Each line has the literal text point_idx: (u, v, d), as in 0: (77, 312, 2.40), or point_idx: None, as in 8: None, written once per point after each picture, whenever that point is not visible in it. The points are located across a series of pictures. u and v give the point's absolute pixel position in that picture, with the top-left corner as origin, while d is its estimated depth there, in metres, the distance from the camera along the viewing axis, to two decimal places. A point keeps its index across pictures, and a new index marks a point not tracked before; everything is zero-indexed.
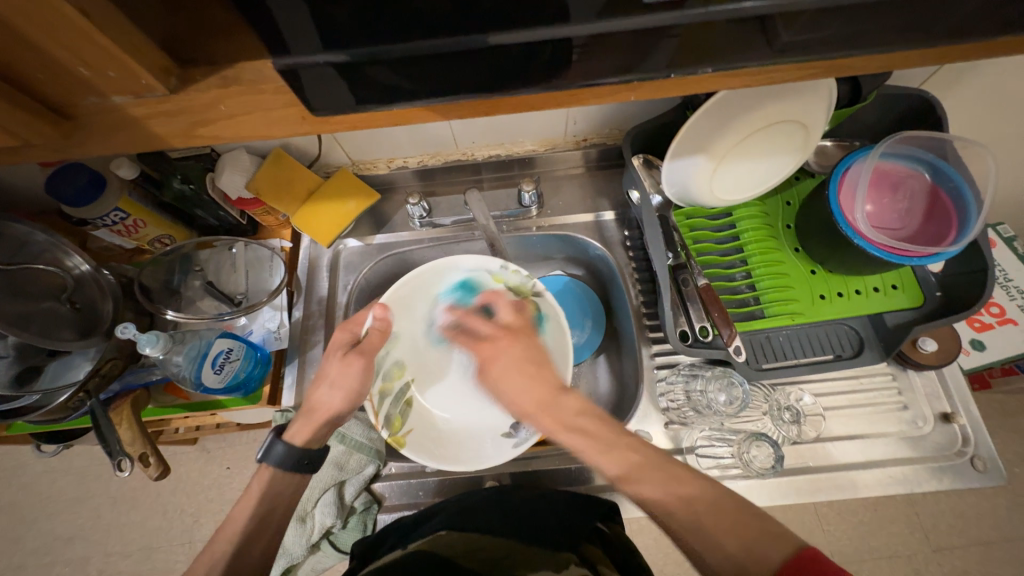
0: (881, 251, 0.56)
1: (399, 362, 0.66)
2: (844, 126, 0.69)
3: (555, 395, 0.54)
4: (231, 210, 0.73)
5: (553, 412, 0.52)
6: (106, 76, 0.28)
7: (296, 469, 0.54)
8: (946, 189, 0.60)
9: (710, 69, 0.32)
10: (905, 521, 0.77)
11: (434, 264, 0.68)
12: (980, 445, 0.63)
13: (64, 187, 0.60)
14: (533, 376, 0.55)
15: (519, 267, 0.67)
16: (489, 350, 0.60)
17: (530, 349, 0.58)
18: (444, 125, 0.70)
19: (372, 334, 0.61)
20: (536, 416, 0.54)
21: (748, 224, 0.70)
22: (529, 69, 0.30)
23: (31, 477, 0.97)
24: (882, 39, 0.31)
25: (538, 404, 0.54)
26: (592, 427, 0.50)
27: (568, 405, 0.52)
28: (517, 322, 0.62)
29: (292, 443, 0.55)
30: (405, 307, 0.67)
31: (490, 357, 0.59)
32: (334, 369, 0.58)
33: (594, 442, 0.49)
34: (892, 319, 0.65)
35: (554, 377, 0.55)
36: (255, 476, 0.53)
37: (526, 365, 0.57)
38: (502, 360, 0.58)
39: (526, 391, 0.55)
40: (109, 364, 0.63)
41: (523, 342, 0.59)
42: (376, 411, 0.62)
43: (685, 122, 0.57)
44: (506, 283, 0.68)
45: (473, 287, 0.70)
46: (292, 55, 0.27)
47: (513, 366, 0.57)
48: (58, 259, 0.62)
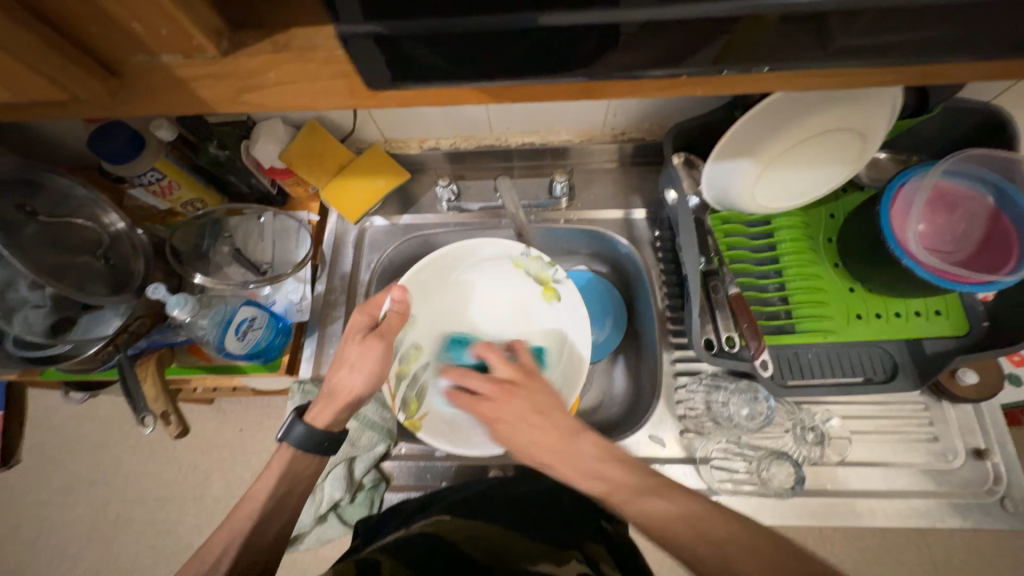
0: (931, 275, 0.53)
1: (416, 345, 0.65)
2: (902, 139, 0.65)
3: (568, 441, 0.51)
4: (263, 179, 0.73)
5: (568, 461, 0.50)
6: (158, 34, 0.27)
7: (314, 450, 0.55)
8: (1010, 215, 0.56)
9: (767, 68, 0.30)
10: (914, 552, 0.74)
11: (457, 245, 0.67)
12: (1012, 486, 0.60)
13: (104, 145, 0.60)
14: (542, 425, 0.52)
15: (541, 253, 0.68)
16: (492, 409, 0.54)
17: (534, 396, 0.54)
18: (480, 108, 0.68)
19: (392, 316, 0.59)
20: (552, 468, 0.51)
21: (786, 234, 0.67)
22: (581, 53, 0.29)
23: (59, 421, 1.01)
24: (972, 45, 0.28)
25: (552, 456, 0.51)
26: (612, 472, 0.49)
27: (586, 451, 0.50)
28: (516, 373, 0.56)
29: (313, 425, 0.55)
30: (424, 290, 0.66)
31: (494, 417, 0.54)
32: (354, 353, 0.57)
33: (619, 486, 0.48)
34: (932, 346, 0.61)
35: (566, 423, 0.52)
36: (276, 454, 0.55)
37: (534, 416, 0.53)
38: (508, 420, 0.53)
39: (538, 441, 0.51)
40: (137, 322, 0.64)
41: (525, 393, 0.54)
42: (393, 395, 0.61)
43: (734, 123, 0.54)
44: (527, 269, 0.69)
45: (493, 274, 0.70)
46: (338, 24, 0.26)
47: (521, 420, 0.53)
48: (95, 215, 0.63)
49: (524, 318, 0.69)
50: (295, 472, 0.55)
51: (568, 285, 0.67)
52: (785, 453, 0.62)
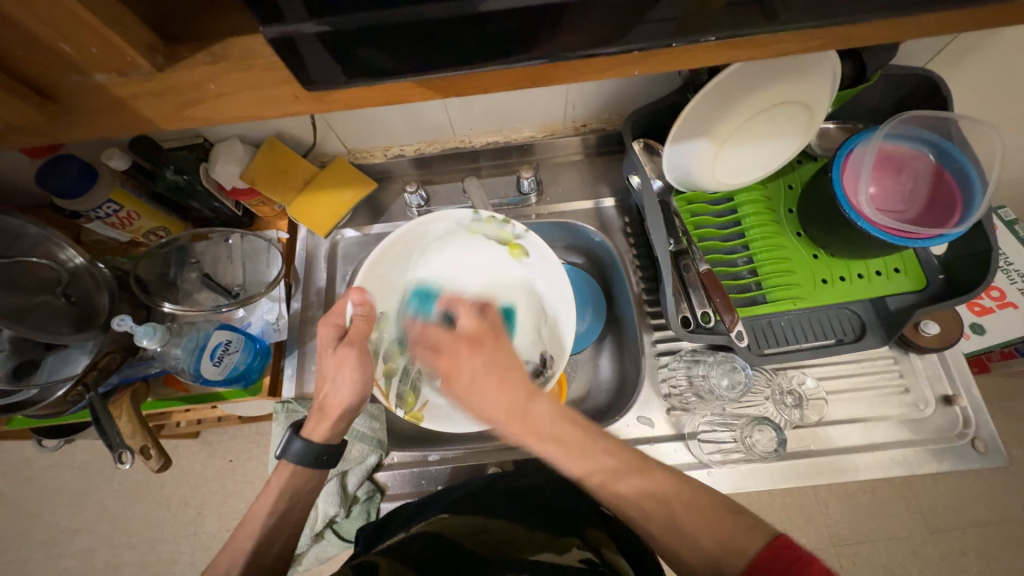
0: (886, 234, 0.56)
1: (398, 340, 0.64)
2: (847, 108, 0.68)
3: (524, 402, 0.49)
4: (227, 201, 0.72)
5: (523, 424, 0.48)
6: (89, 53, 0.27)
7: (313, 464, 0.55)
8: (951, 170, 0.60)
9: (715, 37, 0.30)
10: (902, 503, 0.77)
11: (408, 227, 0.67)
12: (981, 427, 0.63)
13: (55, 180, 0.58)
14: (499, 386, 0.49)
15: (492, 213, 0.67)
16: (449, 361, 0.52)
17: (493, 357, 0.50)
18: (441, 111, 0.69)
19: (358, 321, 0.57)
20: (504, 425, 0.49)
21: (749, 208, 0.69)
22: (527, 37, 0.29)
23: (34, 472, 0.97)
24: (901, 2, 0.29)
25: (507, 414, 0.49)
26: (566, 434, 0.48)
27: (542, 414, 0.48)
28: (482, 329, 0.53)
29: (310, 439, 0.55)
30: (385, 284, 0.65)
31: (452, 369, 0.51)
32: (331, 366, 0.56)
33: (584, 462, 0.47)
34: (895, 302, 0.64)
35: (522, 385, 0.49)
36: (276, 472, 0.54)
37: (493, 374, 0.50)
38: (465, 374, 0.50)
39: (492, 401, 0.49)
40: (106, 358, 0.62)
41: (488, 351, 0.51)
42: (386, 394, 0.61)
43: (686, 105, 0.56)
44: (484, 233, 0.69)
45: (450, 249, 0.69)
46: (283, 22, 0.26)
47: (477, 377, 0.50)
48: (51, 252, 0.61)
49: (498, 281, 0.69)
50: (284, 495, 0.54)
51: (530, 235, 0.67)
52: (767, 418, 0.64)
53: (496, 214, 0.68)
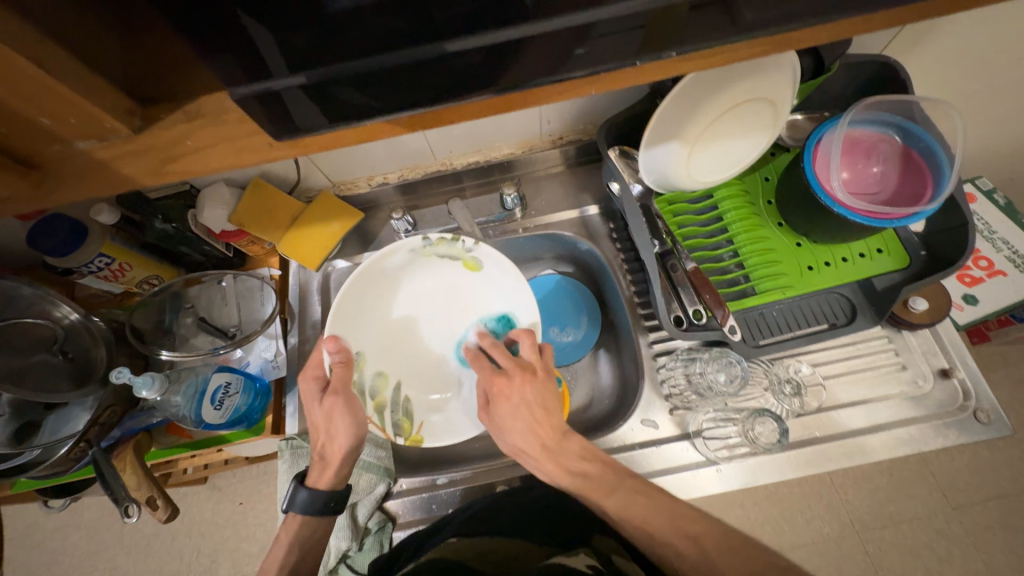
0: (862, 217, 0.57)
1: (380, 373, 0.63)
2: (812, 99, 0.70)
3: (558, 438, 0.54)
4: (217, 244, 0.73)
5: (556, 456, 0.53)
6: (69, 123, 0.28)
7: (321, 512, 0.56)
8: (918, 149, 0.61)
9: (674, 50, 0.31)
10: (921, 483, 0.77)
11: (366, 263, 0.62)
12: (982, 398, 0.64)
13: (45, 240, 0.59)
14: (542, 420, 0.54)
15: (442, 234, 0.65)
16: (503, 387, 0.56)
17: (546, 393, 0.55)
18: (420, 137, 0.70)
19: (336, 368, 0.58)
20: (536, 455, 0.54)
21: (729, 204, 0.71)
22: (489, 68, 0.29)
23: (43, 535, 0.95)
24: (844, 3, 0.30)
25: (541, 450, 0.54)
26: (587, 469, 0.53)
27: (571, 449, 0.54)
28: (538, 365, 0.57)
29: (316, 488, 0.56)
30: (354, 321, 0.62)
31: (500, 394, 0.56)
32: (320, 417, 0.57)
33: (594, 484, 0.52)
34: (882, 282, 0.64)
35: (561, 424, 0.55)
36: (284, 526, 0.56)
37: (539, 410, 0.55)
38: (513, 403, 0.55)
39: (532, 431, 0.54)
40: (107, 412, 0.61)
41: (537, 386, 0.55)
42: (382, 428, 0.61)
43: (655, 111, 0.57)
44: (439, 255, 0.66)
45: (412, 276, 0.67)
46: (271, 78, 0.27)
47: (524, 407, 0.55)
48: (46, 311, 0.61)
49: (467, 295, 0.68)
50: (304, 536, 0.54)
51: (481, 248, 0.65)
52: (767, 410, 0.64)
53: (445, 234, 0.65)
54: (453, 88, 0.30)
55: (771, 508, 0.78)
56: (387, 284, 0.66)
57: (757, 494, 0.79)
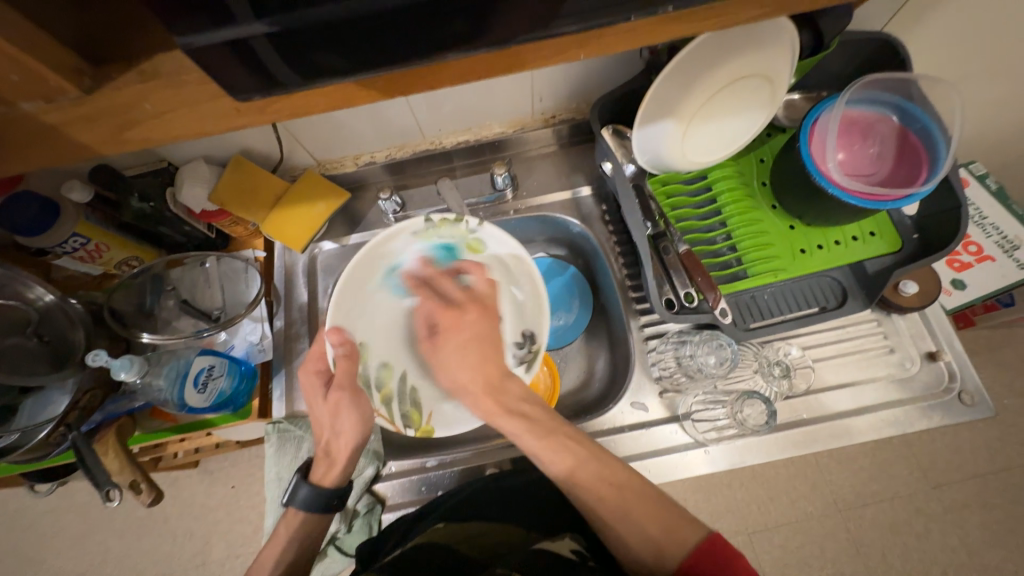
0: (857, 198, 0.56)
1: (385, 364, 0.61)
2: (810, 77, 0.69)
3: (499, 378, 0.56)
4: (198, 224, 0.70)
5: (497, 395, 0.54)
6: (9, 81, 0.26)
7: (321, 510, 0.56)
8: (914, 130, 0.61)
9: (671, 7, 0.28)
10: (904, 463, 0.78)
11: (364, 247, 0.61)
12: (966, 380, 0.64)
13: (14, 218, 0.57)
14: (488, 355, 0.56)
15: (444, 215, 0.63)
16: (455, 318, 0.58)
17: (491, 327, 0.58)
18: (407, 114, 0.68)
19: (340, 361, 0.58)
20: (479, 395, 0.55)
21: (724, 185, 0.69)
22: (471, 24, 0.27)
23: (33, 519, 0.94)
24: None
25: (484, 386, 0.55)
26: (529, 409, 0.54)
27: (512, 390, 0.55)
28: (489, 298, 0.59)
29: (320, 485, 0.57)
30: (353, 311, 0.60)
31: (454, 325, 0.58)
32: (326, 412, 0.58)
33: (532, 424, 0.52)
34: (874, 266, 0.65)
35: (502, 360, 0.57)
36: (282, 520, 0.56)
37: (485, 345, 0.57)
38: (464, 335, 0.57)
39: (478, 367, 0.56)
40: (87, 396, 0.60)
41: (485, 321, 0.57)
42: (391, 419, 0.59)
43: (650, 87, 0.55)
44: (441, 237, 0.64)
45: (416, 263, 0.65)
46: (235, 24, 0.24)
47: (472, 339, 0.57)
48: (17, 292, 0.58)
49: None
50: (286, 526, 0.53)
51: (484, 228, 0.63)
52: (756, 392, 0.64)
53: (447, 215, 0.63)
54: (436, 46, 0.28)
55: (758, 488, 0.79)
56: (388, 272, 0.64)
57: (744, 475, 0.80)
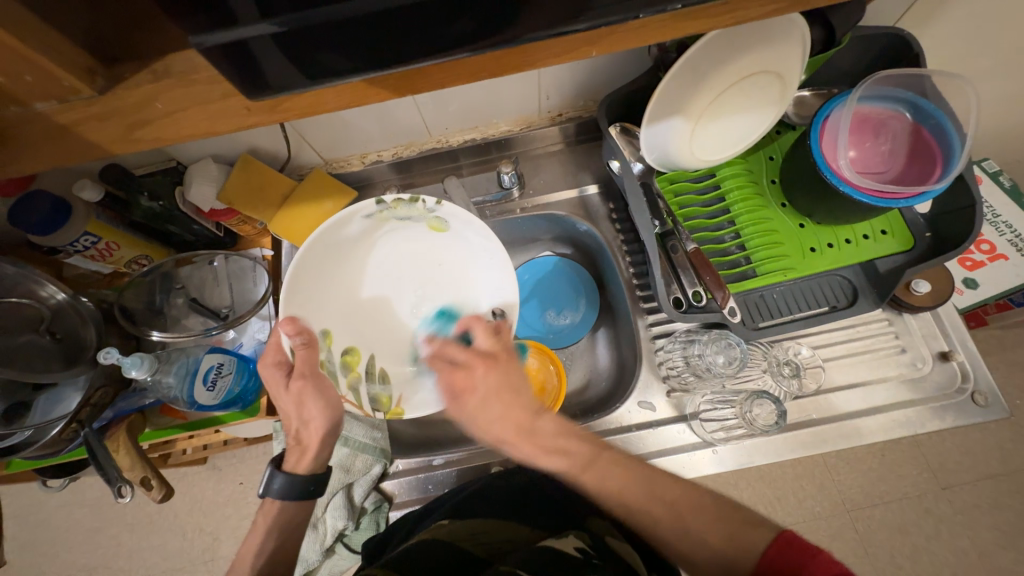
0: (868, 196, 0.56)
1: (350, 348, 0.62)
2: (820, 74, 0.68)
3: (531, 419, 0.54)
4: (207, 223, 0.71)
5: (532, 437, 0.53)
6: (23, 81, 0.26)
7: (300, 497, 0.55)
8: (928, 127, 0.59)
9: (683, 3, 0.28)
10: (913, 464, 0.77)
11: (317, 233, 0.58)
12: (979, 380, 0.63)
13: (27, 216, 0.57)
14: (511, 402, 0.54)
15: (398, 195, 0.60)
16: (465, 379, 0.55)
17: (509, 372, 0.55)
18: (414, 113, 0.68)
19: (299, 350, 0.56)
20: (516, 443, 0.53)
21: (732, 183, 0.69)
22: (481, 21, 0.27)
23: (46, 513, 0.96)
24: None
25: (517, 433, 0.53)
26: (569, 445, 0.52)
27: (546, 428, 0.53)
28: (496, 347, 0.57)
29: (294, 473, 0.56)
30: (309, 300, 0.59)
31: (465, 387, 0.55)
32: (290, 402, 0.56)
33: (573, 460, 0.51)
34: (885, 265, 0.64)
35: (528, 402, 0.54)
36: (260, 511, 0.55)
37: (506, 393, 0.54)
38: (481, 392, 0.54)
39: (505, 418, 0.53)
40: (98, 393, 0.62)
41: (501, 369, 0.55)
42: (360, 404, 0.61)
43: (659, 84, 0.55)
44: (398, 217, 0.63)
45: (375, 244, 0.64)
46: (236, 25, 0.24)
47: (492, 394, 0.54)
48: (31, 291, 0.59)
49: (434, 257, 0.67)
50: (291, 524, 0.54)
51: (444, 208, 0.61)
52: (765, 392, 0.63)
53: (401, 195, 0.61)
54: (445, 44, 0.28)
55: (765, 488, 0.79)
56: (346, 255, 0.63)
57: (751, 474, 0.79)
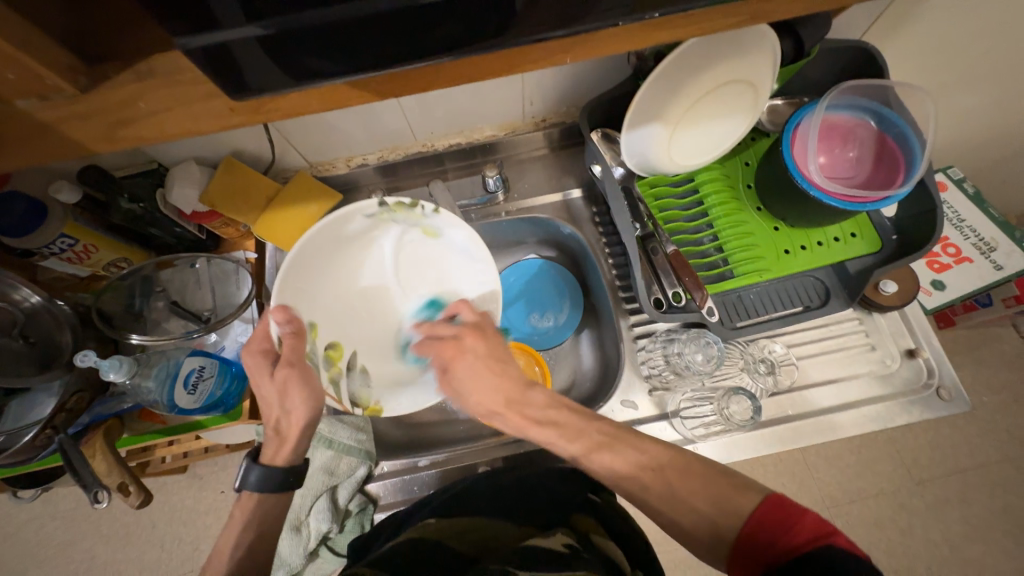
0: (837, 200, 0.58)
1: (334, 343, 0.61)
2: (792, 84, 0.71)
3: (521, 392, 0.58)
4: (190, 225, 0.71)
5: (520, 406, 0.56)
6: (6, 79, 0.26)
7: (277, 489, 0.54)
8: (892, 135, 0.62)
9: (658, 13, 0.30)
10: (888, 460, 0.80)
11: (315, 226, 0.57)
12: (944, 376, 0.66)
13: (1, 219, 0.56)
14: (496, 372, 0.59)
15: (399, 198, 0.61)
16: (454, 349, 0.62)
17: (494, 346, 0.61)
18: (400, 117, 0.69)
19: (286, 339, 0.56)
20: (507, 415, 0.57)
21: (710, 187, 0.71)
22: (464, 28, 0.28)
23: (15, 527, 0.93)
24: None
25: (504, 404, 0.57)
26: (564, 418, 0.53)
27: (536, 401, 0.56)
28: (481, 321, 0.63)
29: (272, 464, 0.55)
30: (302, 293, 0.58)
31: (454, 354, 0.62)
32: (271, 390, 0.55)
33: (571, 434, 0.52)
34: (855, 266, 0.67)
35: (517, 375, 0.59)
36: (237, 505, 0.54)
37: (490, 362, 0.60)
38: (466, 361, 0.61)
39: (492, 390, 0.58)
40: (74, 398, 0.60)
41: (484, 340, 0.61)
42: (339, 399, 0.60)
43: (637, 92, 0.57)
44: (395, 219, 0.63)
45: (371, 241, 0.64)
46: (219, 29, 0.24)
47: (476, 366, 0.60)
48: (4, 294, 0.58)
49: (425, 261, 0.67)
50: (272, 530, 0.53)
51: (442, 216, 0.62)
52: (742, 388, 0.65)
53: (403, 198, 0.61)
54: (428, 49, 0.29)
55: None
56: (341, 250, 0.62)
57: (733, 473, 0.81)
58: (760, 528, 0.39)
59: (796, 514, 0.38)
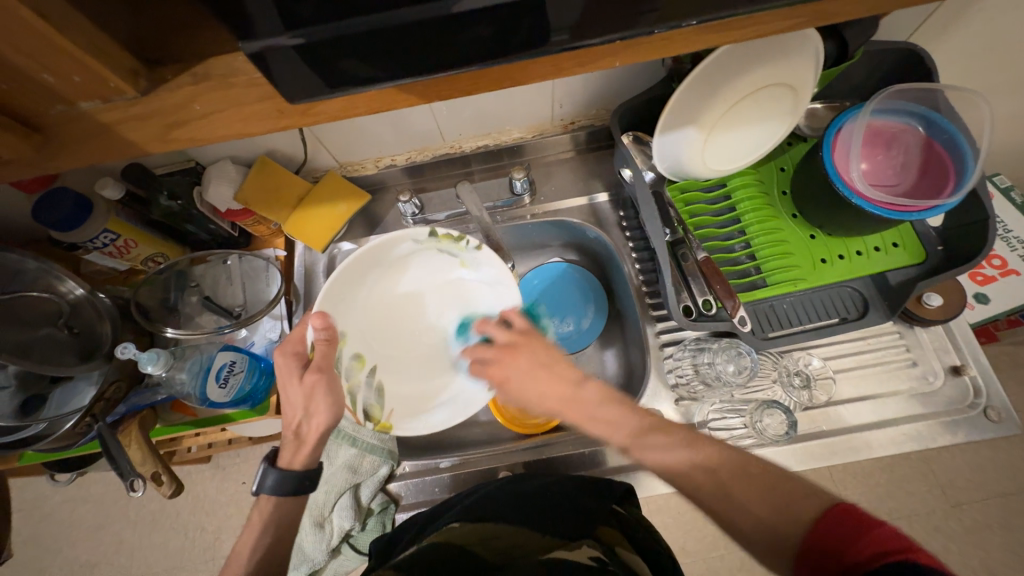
0: (880, 209, 0.56)
1: (358, 356, 0.63)
2: (832, 86, 0.68)
3: (574, 388, 0.54)
4: (223, 223, 0.72)
5: (576, 406, 0.53)
6: (72, 82, 0.27)
7: (291, 492, 0.53)
8: (941, 140, 0.60)
9: (697, 20, 0.29)
10: (922, 480, 0.76)
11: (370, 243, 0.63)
12: (992, 396, 0.63)
13: (50, 213, 0.59)
14: (550, 376, 0.55)
15: (448, 231, 0.65)
16: (500, 370, 0.59)
17: (539, 352, 0.58)
18: (430, 119, 0.69)
19: (318, 346, 0.57)
20: (562, 414, 0.54)
21: (743, 193, 0.69)
22: (500, 36, 0.28)
23: (50, 508, 0.96)
24: None
25: (561, 404, 0.54)
26: (611, 415, 0.52)
27: (591, 396, 0.53)
28: (515, 336, 0.61)
29: (288, 469, 0.54)
30: (341, 302, 0.62)
31: (503, 377, 0.59)
32: (297, 394, 0.55)
33: (617, 428, 0.51)
34: (896, 277, 0.64)
35: (567, 373, 0.55)
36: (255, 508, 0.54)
37: (541, 368, 0.56)
38: (515, 377, 0.58)
39: (547, 392, 0.55)
40: (112, 388, 0.62)
41: (525, 351, 0.58)
42: (352, 407, 0.61)
43: (672, 96, 0.56)
44: (440, 249, 0.67)
45: (417, 265, 0.68)
46: (261, 40, 0.25)
47: (526, 373, 0.57)
48: (51, 285, 0.61)
49: (458, 294, 0.69)
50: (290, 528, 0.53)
51: (482, 253, 0.66)
52: (776, 402, 0.63)
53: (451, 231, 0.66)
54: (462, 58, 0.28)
55: None
56: (387, 269, 0.66)
57: None
58: (824, 539, 0.37)
59: (864, 524, 0.36)
